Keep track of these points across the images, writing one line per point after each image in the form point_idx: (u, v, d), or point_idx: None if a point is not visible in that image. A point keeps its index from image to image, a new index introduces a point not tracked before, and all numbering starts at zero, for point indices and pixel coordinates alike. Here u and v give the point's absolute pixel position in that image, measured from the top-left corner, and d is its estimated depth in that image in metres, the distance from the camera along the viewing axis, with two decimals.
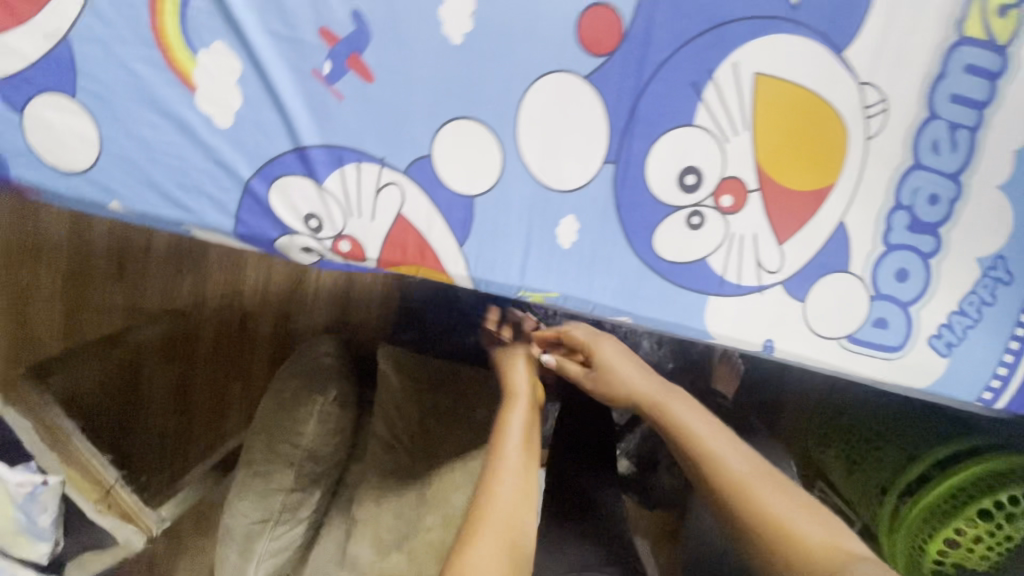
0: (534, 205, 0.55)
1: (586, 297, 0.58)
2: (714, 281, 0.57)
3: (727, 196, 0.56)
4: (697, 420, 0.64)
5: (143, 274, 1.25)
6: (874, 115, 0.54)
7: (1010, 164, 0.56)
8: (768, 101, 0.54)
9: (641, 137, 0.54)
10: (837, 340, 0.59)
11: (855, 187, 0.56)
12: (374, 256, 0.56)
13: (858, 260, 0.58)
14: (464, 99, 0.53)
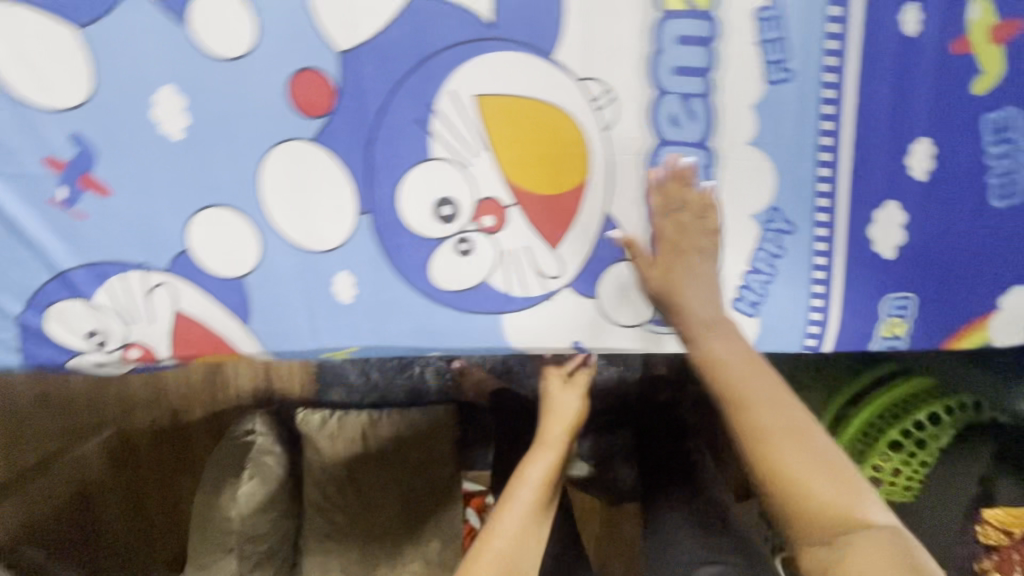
0: (304, 271, 0.56)
1: (385, 344, 0.59)
2: (502, 299, 0.58)
3: (487, 216, 0.56)
4: (765, 374, 0.49)
5: (68, 394, 1.27)
6: (604, 106, 0.55)
7: (753, 118, 0.56)
8: (497, 119, 0.54)
9: (385, 183, 0.55)
10: (642, 326, 0.59)
11: (609, 177, 0.56)
12: (168, 354, 0.57)
13: (637, 246, 0.58)
14: (205, 189, 0.54)
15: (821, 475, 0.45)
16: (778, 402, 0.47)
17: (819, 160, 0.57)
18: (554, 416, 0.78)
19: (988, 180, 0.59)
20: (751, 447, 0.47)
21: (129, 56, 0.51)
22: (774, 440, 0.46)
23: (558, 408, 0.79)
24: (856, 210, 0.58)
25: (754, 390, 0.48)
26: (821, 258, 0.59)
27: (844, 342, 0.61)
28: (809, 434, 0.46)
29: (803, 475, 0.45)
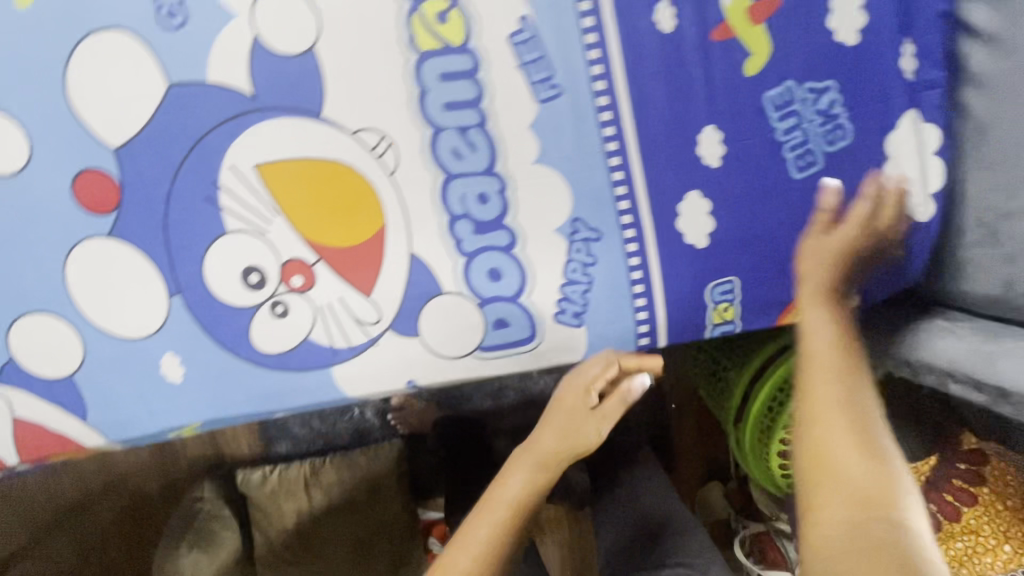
0: (130, 359, 0.58)
1: (225, 413, 0.60)
2: (328, 353, 0.59)
3: (296, 276, 0.58)
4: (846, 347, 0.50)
5: (25, 486, 1.30)
6: (384, 153, 0.56)
7: (533, 138, 0.57)
8: (283, 183, 0.56)
9: (188, 263, 0.57)
10: (471, 354, 0.60)
11: (405, 220, 0.57)
12: (17, 460, 0.60)
13: (448, 279, 0.59)
14: (16, 298, 0.56)
15: (863, 465, 0.42)
16: (840, 378, 0.48)
17: (609, 165, 0.58)
18: (540, 438, 0.62)
19: (785, 154, 0.58)
20: (846, 379, 0.48)
21: None
22: (826, 418, 0.45)
23: (569, 395, 0.64)
24: (659, 206, 0.59)
25: (830, 353, 0.49)
26: (636, 259, 0.60)
27: (677, 336, 0.62)
28: (873, 422, 0.45)
29: (845, 457, 0.43)
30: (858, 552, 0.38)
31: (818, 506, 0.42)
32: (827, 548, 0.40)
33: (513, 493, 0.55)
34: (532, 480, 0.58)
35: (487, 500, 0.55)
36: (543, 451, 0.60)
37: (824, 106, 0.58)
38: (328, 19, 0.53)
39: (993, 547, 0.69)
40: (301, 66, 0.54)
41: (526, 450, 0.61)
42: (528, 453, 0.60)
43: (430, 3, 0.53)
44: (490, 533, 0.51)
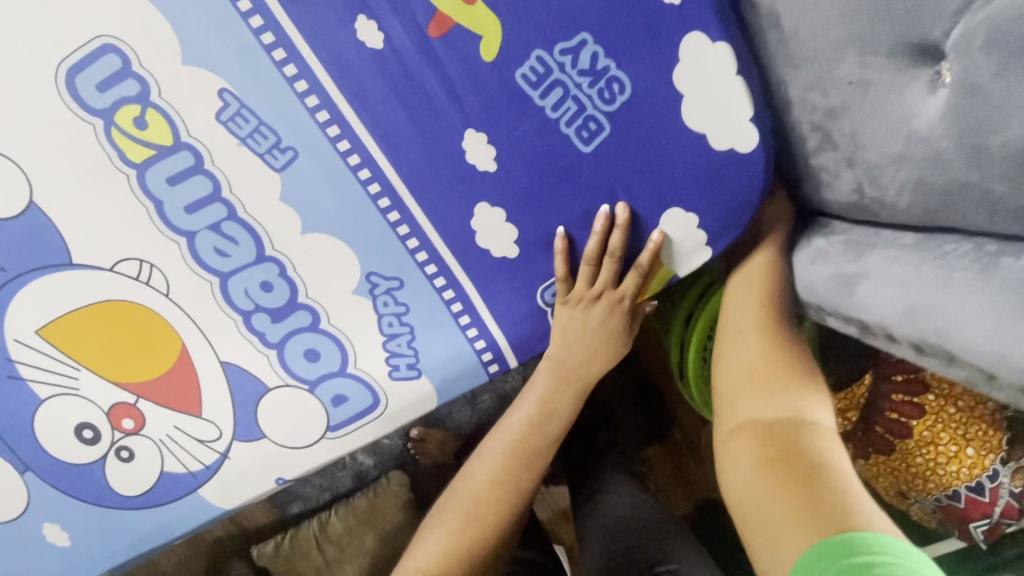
0: (16, 539, 0.60)
1: (124, 558, 0.62)
2: (188, 478, 0.59)
3: (125, 419, 0.57)
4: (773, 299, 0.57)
5: None
6: (150, 276, 0.53)
7: (291, 209, 0.52)
8: (71, 338, 0.55)
9: (23, 440, 0.57)
10: (324, 438, 0.58)
11: (201, 333, 0.55)
12: None
13: (268, 374, 0.56)
14: None
15: (787, 399, 0.51)
16: (769, 329, 0.56)
17: (380, 209, 0.53)
18: (562, 355, 0.58)
19: (564, 130, 0.52)
20: (774, 335, 0.55)
21: None
22: (751, 360, 0.55)
23: (607, 278, 0.55)
24: (450, 233, 0.54)
25: (758, 306, 0.57)
26: (448, 292, 0.55)
27: (528, 350, 0.58)
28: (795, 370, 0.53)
29: (767, 386, 0.53)
30: (768, 468, 0.47)
31: (735, 437, 0.52)
32: (738, 472, 0.49)
33: (509, 438, 0.59)
34: (530, 431, 0.58)
35: (484, 452, 0.59)
36: (544, 381, 0.58)
37: (586, 63, 0.50)
38: (33, 167, 0.50)
39: (957, 454, 0.61)
40: (32, 222, 0.51)
41: (532, 389, 0.59)
42: (534, 387, 0.59)
43: (122, 113, 0.49)
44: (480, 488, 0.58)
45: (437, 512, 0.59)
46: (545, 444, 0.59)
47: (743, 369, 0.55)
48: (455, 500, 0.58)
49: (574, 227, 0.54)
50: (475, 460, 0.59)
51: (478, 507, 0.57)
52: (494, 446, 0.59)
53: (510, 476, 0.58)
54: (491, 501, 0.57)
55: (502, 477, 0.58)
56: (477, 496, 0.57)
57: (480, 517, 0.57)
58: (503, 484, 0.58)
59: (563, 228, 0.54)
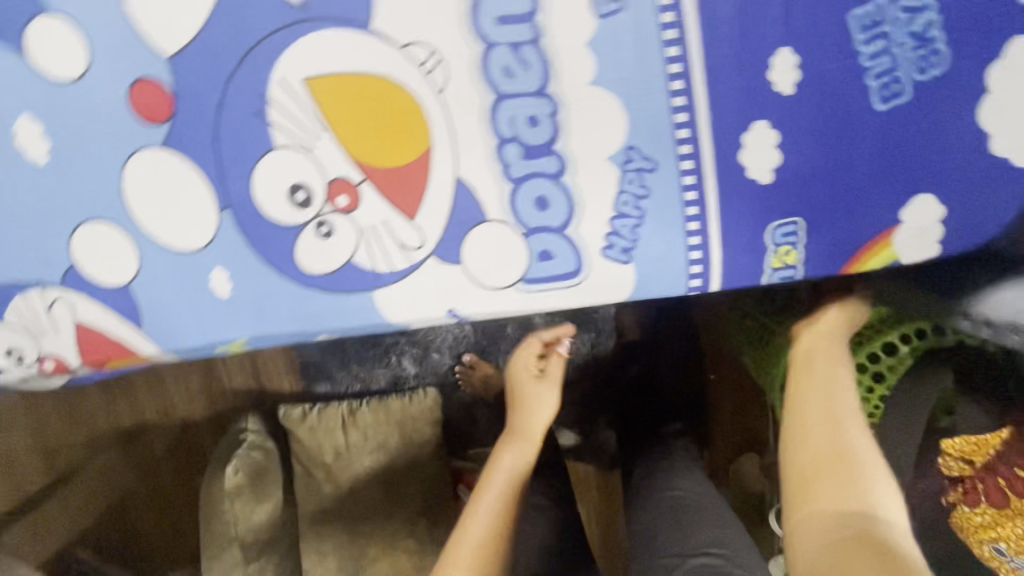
0: (182, 271, 0.59)
1: (269, 331, 0.62)
2: (370, 277, 0.59)
3: (341, 196, 0.57)
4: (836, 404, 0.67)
5: (89, 411, 1.40)
6: (432, 70, 0.54)
7: (591, 57, 0.53)
8: (330, 99, 0.55)
9: (238, 178, 0.57)
10: (512, 288, 0.59)
11: (451, 142, 0.55)
12: (79, 363, 0.63)
13: (492, 205, 0.57)
14: (86, 207, 0.58)
15: (854, 466, 0.60)
16: (832, 385, 0.69)
17: (670, 90, 0.54)
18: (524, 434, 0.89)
19: (869, 82, 0.53)
20: (838, 426, 0.64)
21: None
22: (817, 438, 0.64)
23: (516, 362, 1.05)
24: (720, 138, 0.55)
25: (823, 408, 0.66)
26: (692, 193, 0.56)
27: (732, 280, 0.59)
28: (852, 424, 0.65)
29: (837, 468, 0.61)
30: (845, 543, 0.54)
31: (807, 513, 0.59)
32: (811, 542, 0.57)
33: (495, 493, 0.79)
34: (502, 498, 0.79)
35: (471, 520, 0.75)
36: (511, 459, 0.85)
37: (919, 28, 0.51)
38: None
39: None
40: None
41: (504, 455, 0.86)
42: (503, 458, 0.85)
43: None
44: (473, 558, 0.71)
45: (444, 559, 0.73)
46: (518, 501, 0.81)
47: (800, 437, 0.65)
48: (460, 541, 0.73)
49: (834, 176, 0.55)
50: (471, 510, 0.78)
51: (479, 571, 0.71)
52: (484, 498, 0.78)
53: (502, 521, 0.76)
54: (488, 555, 0.73)
55: (490, 540, 0.73)
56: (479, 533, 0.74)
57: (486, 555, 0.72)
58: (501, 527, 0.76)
59: (825, 172, 0.55)
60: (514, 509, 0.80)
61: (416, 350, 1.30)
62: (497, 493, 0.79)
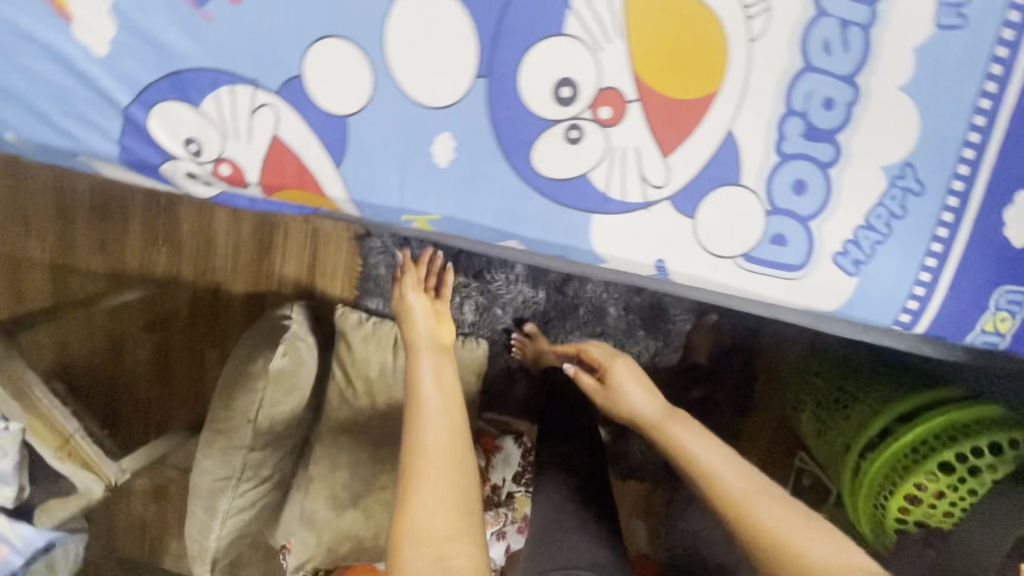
0: (409, 123, 0.55)
1: (467, 218, 0.58)
2: (597, 199, 0.56)
3: (605, 107, 0.54)
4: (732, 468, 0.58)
5: (123, 245, 1.30)
6: (756, 16, 0.51)
7: (912, 63, 0.52)
8: (639, 4, 0.52)
9: (510, 50, 0.53)
10: (732, 259, 0.56)
11: (740, 94, 0.53)
12: (255, 180, 0.57)
13: (750, 172, 0.55)
14: (338, 21, 0.53)
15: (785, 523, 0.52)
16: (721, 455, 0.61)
17: (969, 123, 0.53)
18: (432, 352, 0.84)
19: None
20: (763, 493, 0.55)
21: None
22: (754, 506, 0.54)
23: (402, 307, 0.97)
24: (994, 188, 0.54)
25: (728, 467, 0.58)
26: (945, 231, 0.55)
27: (941, 328, 0.58)
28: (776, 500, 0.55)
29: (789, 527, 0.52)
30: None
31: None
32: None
33: (432, 400, 0.73)
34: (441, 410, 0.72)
35: (419, 432, 0.69)
36: (428, 363, 0.81)
37: None
38: None
39: None
40: None
41: (419, 366, 0.80)
42: (421, 368, 0.80)
43: None
44: (440, 471, 0.65)
45: (409, 482, 0.64)
46: (451, 403, 0.74)
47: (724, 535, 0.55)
48: (429, 457, 0.66)
49: None
50: (411, 425, 0.70)
51: (456, 487, 0.65)
52: (419, 409, 0.72)
53: (452, 431, 0.70)
54: (449, 469, 0.66)
55: (448, 452, 0.67)
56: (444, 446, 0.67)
57: (453, 470, 0.66)
58: (456, 439, 0.69)
59: None
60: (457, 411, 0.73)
61: (481, 299, 1.25)
62: (433, 399, 0.73)
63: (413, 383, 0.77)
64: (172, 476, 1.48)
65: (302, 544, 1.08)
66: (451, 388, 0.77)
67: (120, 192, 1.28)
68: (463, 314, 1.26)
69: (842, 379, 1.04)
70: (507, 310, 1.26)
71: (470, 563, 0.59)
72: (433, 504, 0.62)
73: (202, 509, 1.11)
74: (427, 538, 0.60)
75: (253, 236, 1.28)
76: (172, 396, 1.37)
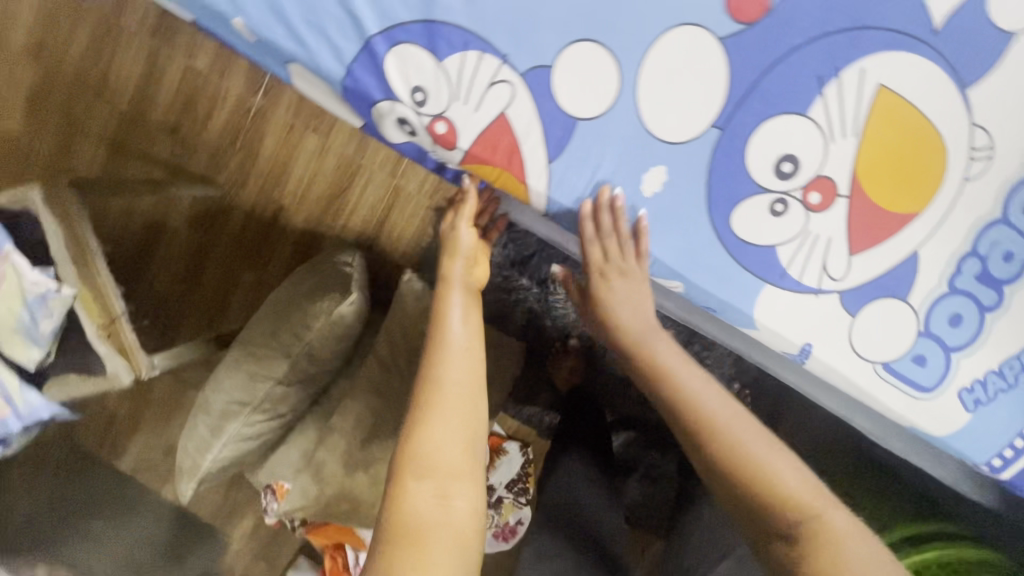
0: (632, 146, 0.56)
1: (649, 250, 0.59)
2: (776, 272, 0.58)
3: (816, 193, 0.56)
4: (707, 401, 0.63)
5: (195, 139, 1.25)
6: (977, 160, 0.55)
7: None
8: (882, 113, 0.55)
9: (753, 112, 0.55)
10: (872, 363, 0.60)
11: (936, 222, 0.57)
12: (463, 146, 0.57)
13: (917, 292, 0.58)
14: (605, 30, 0.54)
15: (771, 455, 0.58)
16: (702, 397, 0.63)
17: None
18: (463, 287, 0.85)
19: None
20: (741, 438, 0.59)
21: None
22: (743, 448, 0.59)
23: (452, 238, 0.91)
24: None
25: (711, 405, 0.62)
26: None
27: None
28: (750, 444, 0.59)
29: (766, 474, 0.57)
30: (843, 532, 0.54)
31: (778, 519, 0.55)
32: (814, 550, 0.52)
33: (458, 337, 0.76)
34: (461, 354, 0.75)
35: (440, 372, 0.71)
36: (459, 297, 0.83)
37: None
38: None
39: None
40: (990, 41, 0.53)
41: (448, 301, 0.82)
42: (452, 302, 0.82)
43: None
44: (454, 418, 0.68)
45: (423, 412, 0.68)
46: (474, 347, 0.77)
47: (708, 467, 0.60)
48: (446, 391, 0.70)
49: None
50: (434, 358, 0.73)
51: (466, 429, 0.68)
52: (446, 346, 0.75)
53: (472, 375, 0.73)
54: (461, 417, 0.68)
55: (466, 393, 0.71)
56: (462, 387, 0.71)
57: (467, 409, 0.70)
58: (474, 382, 0.73)
59: None
60: (476, 356, 0.76)
61: (536, 306, 1.26)
62: (458, 337, 0.76)
63: (442, 317, 0.79)
64: (158, 381, 1.42)
65: (302, 492, 1.06)
66: (475, 332, 0.80)
67: (212, 85, 1.22)
68: (514, 314, 1.26)
69: (848, 481, 1.05)
70: (556, 322, 1.26)
71: (466, 512, 0.63)
72: (443, 439, 0.66)
73: (209, 426, 1.07)
74: (431, 471, 0.63)
75: (333, 173, 1.25)
76: (190, 306, 1.30)
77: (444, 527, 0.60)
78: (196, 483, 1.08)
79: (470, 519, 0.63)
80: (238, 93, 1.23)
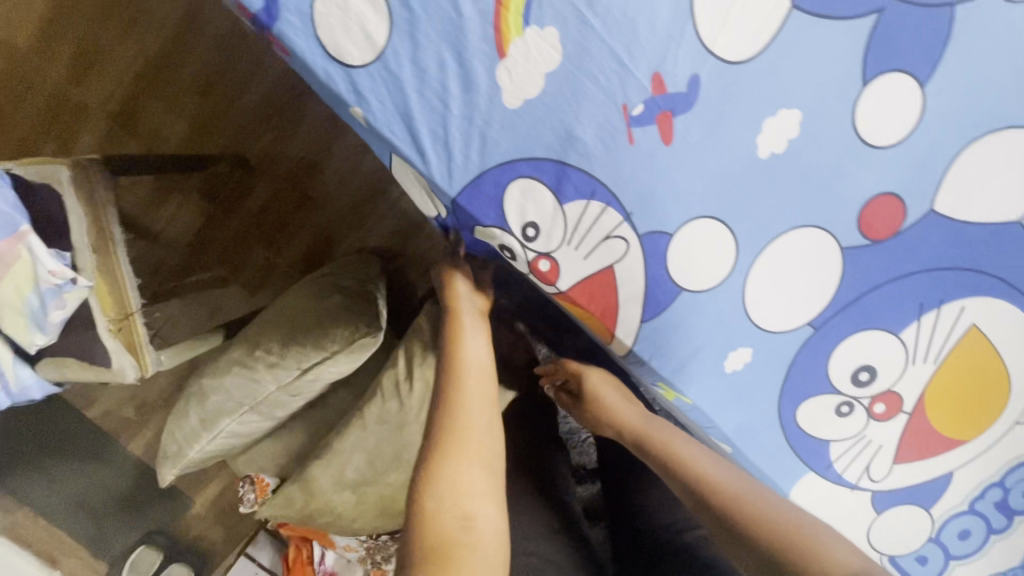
0: (727, 324, 0.56)
1: (714, 419, 0.59)
2: (822, 462, 0.61)
3: (882, 404, 0.58)
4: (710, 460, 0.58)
5: (226, 105, 1.16)
6: None
7: None
8: (965, 348, 0.57)
9: (849, 320, 0.56)
10: (881, 555, 0.63)
11: (977, 450, 0.60)
12: (560, 286, 0.55)
13: (938, 504, 0.62)
14: (733, 213, 0.53)
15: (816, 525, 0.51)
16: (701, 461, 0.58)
17: None
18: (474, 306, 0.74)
19: None
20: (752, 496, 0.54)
21: (795, 77, 0.49)
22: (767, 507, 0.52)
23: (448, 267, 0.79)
24: None
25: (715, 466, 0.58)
26: None
27: None
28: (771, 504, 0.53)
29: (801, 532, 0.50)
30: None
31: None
32: None
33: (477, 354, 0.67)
34: (480, 372, 0.66)
35: (458, 392, 0.62)
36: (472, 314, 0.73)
37: None
38: None
39: None
40: None
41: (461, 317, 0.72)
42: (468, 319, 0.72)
43: None
44: (476, 431, 0.59)
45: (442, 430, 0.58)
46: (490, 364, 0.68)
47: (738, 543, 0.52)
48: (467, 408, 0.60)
49: None
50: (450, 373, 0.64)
51: (488, 448, 0.59)
52: (461, 361, 0.66)
53: (489, 392, 0.64)
54: (482, 436, 0.59)
55: (485, 411, 0.61)
56: (481, 404, 0.62)
57: (489, 427, 0.61)
58: (491, 400, 0.64)
59: None
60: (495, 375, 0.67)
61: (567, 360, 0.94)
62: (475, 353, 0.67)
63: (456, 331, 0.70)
64: None
65: (286, 499, 1.06)
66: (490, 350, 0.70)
67: (258, 52, 1.13)
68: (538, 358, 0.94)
69: None
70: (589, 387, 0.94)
71: (495, 532, 0.52)
72: (465, 456, 0.56)
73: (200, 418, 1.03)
74: (454, 491, 0.53)
75: (371, 174, 1.19)
76: None
77: (476, 550, 0.49)
78: (181, 469, 1.06)
79: (496, 543, 0.52)
80: (285, 68, 1.14)
